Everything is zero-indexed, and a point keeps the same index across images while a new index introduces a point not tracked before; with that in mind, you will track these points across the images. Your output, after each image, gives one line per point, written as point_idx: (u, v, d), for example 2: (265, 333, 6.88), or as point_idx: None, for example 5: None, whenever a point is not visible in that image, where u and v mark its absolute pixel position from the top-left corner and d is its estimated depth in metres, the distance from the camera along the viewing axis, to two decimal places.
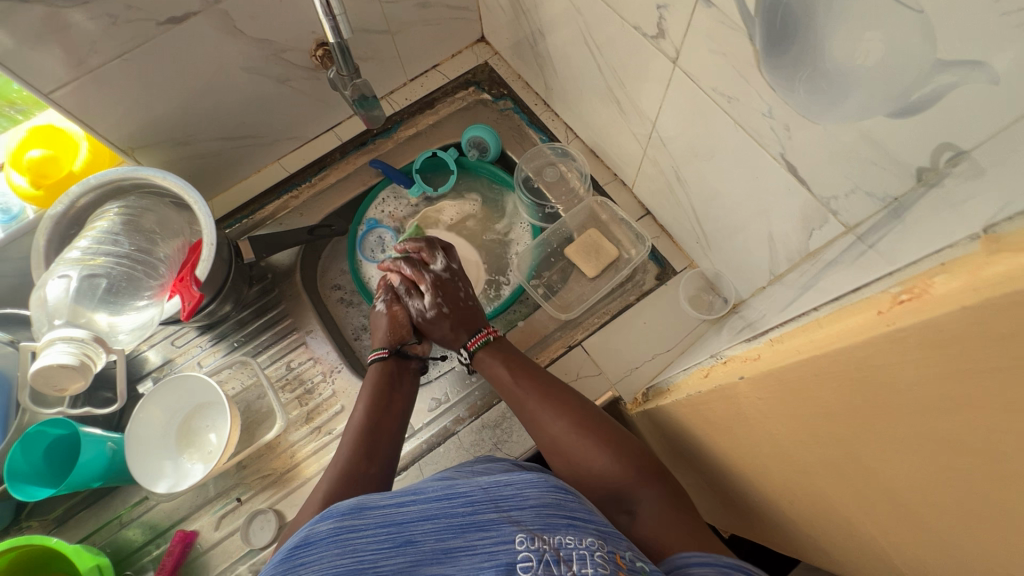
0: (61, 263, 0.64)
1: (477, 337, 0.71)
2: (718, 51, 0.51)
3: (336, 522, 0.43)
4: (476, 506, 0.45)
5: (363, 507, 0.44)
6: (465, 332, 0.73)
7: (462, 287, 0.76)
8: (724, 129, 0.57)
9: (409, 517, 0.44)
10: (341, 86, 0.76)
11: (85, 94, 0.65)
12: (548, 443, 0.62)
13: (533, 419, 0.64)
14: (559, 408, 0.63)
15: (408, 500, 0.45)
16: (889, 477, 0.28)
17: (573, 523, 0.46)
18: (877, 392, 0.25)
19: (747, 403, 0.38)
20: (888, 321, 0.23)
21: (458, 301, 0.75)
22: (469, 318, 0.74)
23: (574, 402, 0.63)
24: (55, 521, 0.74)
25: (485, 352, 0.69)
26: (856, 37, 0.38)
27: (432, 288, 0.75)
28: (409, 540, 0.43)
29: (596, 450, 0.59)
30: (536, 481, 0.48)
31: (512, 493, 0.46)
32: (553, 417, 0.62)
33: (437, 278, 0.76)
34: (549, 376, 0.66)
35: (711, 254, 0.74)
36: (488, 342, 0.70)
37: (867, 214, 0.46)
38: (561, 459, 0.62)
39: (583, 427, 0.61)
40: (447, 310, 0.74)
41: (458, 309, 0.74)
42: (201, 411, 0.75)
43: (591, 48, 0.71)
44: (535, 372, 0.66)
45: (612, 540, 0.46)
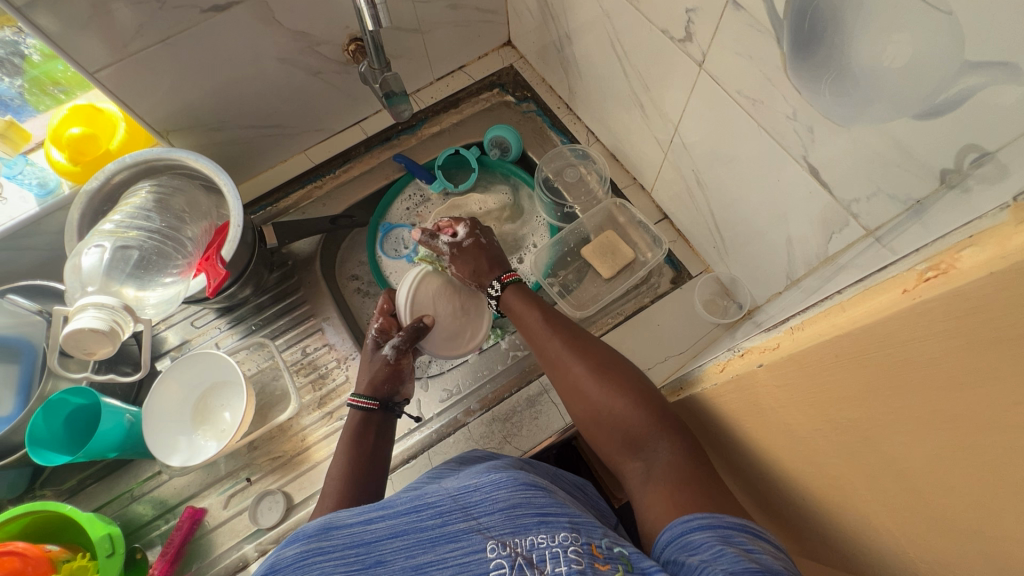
0: (96, 234, 0.66)
1: (512, 273, 0.78)
2: (746, 54, 0.52)
3: (303, 546, 0.42)
4: (444, 517, 0.44)
5: (331, 526, 0.43)
6: (500, 264, 0.80)
7: (493, 232, 0.83)
8: (746, 133, 0.58)
9: (377, 534, 0.43)
10: (371, 80, 0.79)
11: (128, 76, 0.67)
12: (570, 387, 0.63)
13: (557, 362, 0.65)
14: (583, 353, 0.64)
15: (376, 516, 0.44)
16: (906, 461, 0.28)
17: (545, 520, 0.44)
18: (899, 371, 0.26)
19: (765, 391, 0.38)
20: (913, 296, 0.24)
21: (493, 238, 0.82)
22: (501, 253, 0.81)
23: (597, 349, 0.64)
24: (68, 491, 0.76)
25: (514, 294, 0.75)
26: (884, 39, 0.39)
27: (470, 223, 0.80)
28: (378, 560, 0.41)
29: (614, 393, 0.59)
30: (501, 482, 0.46)
31: (480, 499, 0.45)
32: (575, 359, 0.64)
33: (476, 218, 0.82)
34: (577, 328, 0.68)
35: (728, 258, 0.75)
36: (521, 278, 0.77)
37: (888, 217, 0.47)
38: (581, 402, 0.62)
39: (603, 371, 0.61)
40: (483, 242, 0.79)
41: (491, 244, 0.80)
42: (217, 389, 0.76)
43: (617, 52, 0.73)
44: (559, 322, 0.69)
45: (587, 529, 0.44)
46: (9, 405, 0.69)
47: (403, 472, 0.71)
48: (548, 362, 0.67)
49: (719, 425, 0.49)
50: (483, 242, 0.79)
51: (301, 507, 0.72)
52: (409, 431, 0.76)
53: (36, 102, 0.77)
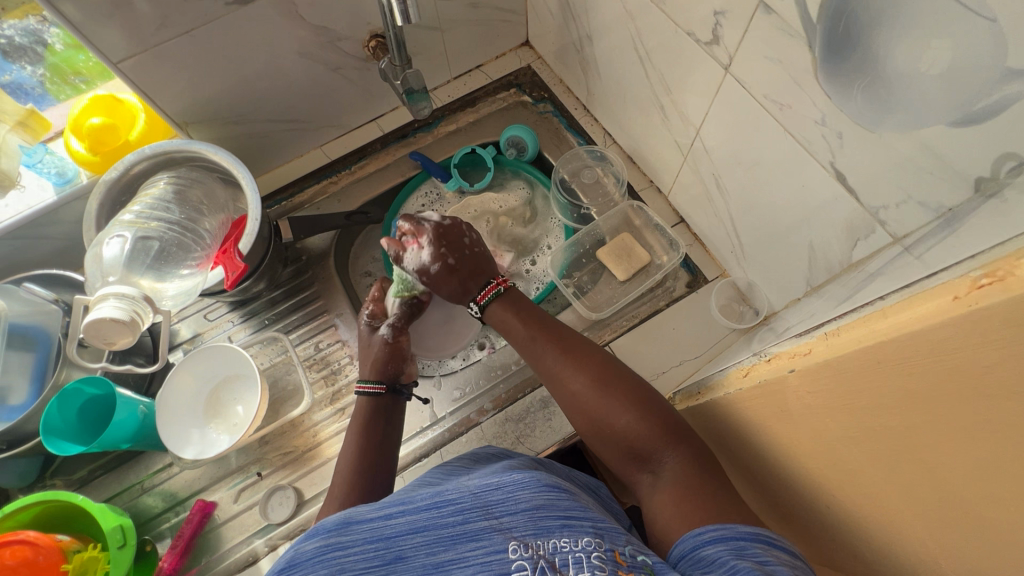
0: (117, 225, 0.66)
1: (488, 289, 0.70)
2: (775, 58, 0.52)
3: (323, 540, 0.42)
4: (465, 515, 0.43)
5: (351, 521, 0.43)
6: (476, 277, 0.71)
7: (466, 233, 0.73)
8: (771, 137, 0.58)
9: (397, 530, 0.43)
10: (392, 76, 0.79)
11: (150, 67, 0.67)
12: (569, 399, 0.61)
13: (553, 374, 0.62)
14: (580, 364, 0.61)
15: (397, 512, 0.44)
16: (947, 471, 0.28)
17: (568, 523, 0.43)
18: (949, 379, 0.25)
19: (796, 398, 0.38)
20: (967, 303, 0.24)
21: (462, 249, 0.71)
22: (476, 265, 0.71)
23: (596, 359, 0.61)
24: (78, 481, 0.75)
25: (498, 307, 0.69)
26: (923, 45, 0.39)
27: (433, 241, 0.71)
28: (399, 556, 0.41)
29: (616, 405, 0.57)
30: (525, 482, 0.45)
31: (502, 499, 0.44)
32: (573, 372, 0.61)
33: (439, 232, 0.71)
34: (571, 335, 0.65)
35: (745, 263, 0.74)
36: (500, 293, 0.69)
37: (917, 225, 0.46)
38: (581, 415, 0.60)
39: (604, 384, 0.59)
40: (454, 263, 0.70)
41: (463, 258, 0.71)
42: (229, 383, 0.76)
43: (639, 53, 0.73)
44: (553, 330, 0.65)
45: (610, 535, 0.43)
46: (22, 394, 0.68)
47: (415, 470, 0.71)
48: (544, 374, 0.64)
49: (741, 431, 0.49)
50: (451, 263, 0.70)
51: (312, 503, 0.71)
52: (421, 429, 0.76)
53: (56, 92, 0.76)
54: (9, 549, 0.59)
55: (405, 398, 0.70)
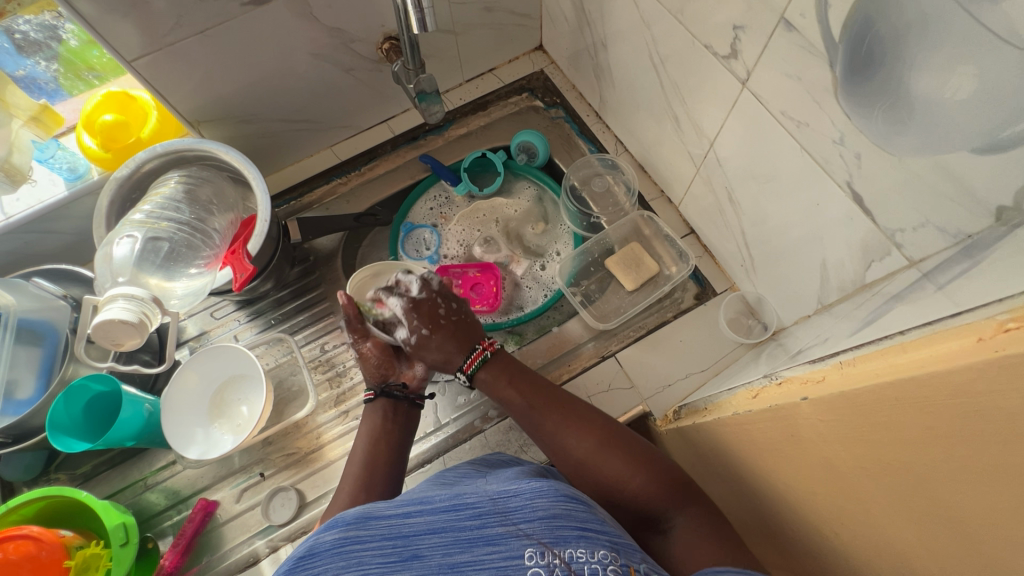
0: (127, 224, 0.66)
1: (472, 356, 0.65)
2: (794, 75, 0.51)
3: (342, 532, 0.41)
4: (483, 519, 0.43)
5: (369, 516, 0.43)
6: (455, 346, 0.66)
7: (442, 303, 0.67)
8: (788, 153, 0.57)
9: (416, 529, 0.43)
10: (405, 79, 0.79)
11: (163, 66, 0.67)
12: (573, 465, 0.59)
13: (553, 440, 0.61)
14: (580, 428, 0.60)
15: (415, 511, 0.44)
16: (963, 514, 0.27)
17: (584, 535, 0.43)
18: (973, 422, 0.25)
19: (807, 425, 0.37)
20: (994, 347, 0.23)
21: (437, 319, 0.66)
22: (460, 330, 0.67)
23: (596, 420, 0.60)
24: (81, 476, 0.76)
25: (488, 372, 0.65)
26: (948, 70, 0.38)
27: (405, 314, 0.66)
28: (415, 554, 0.41)
29: (624, 469, 0.56)
30: (543, 490, 0.45)
31: (520, 505, 0.44)
32: (578, 435, 0.59)
33: (407, 306, 0.66)
34: (568, 396, 0.63)
35: (755, 277, 0.74)
36: (486, 360, 0.65)
37: (935, 250, 0.46)
38: (586, 480, 0.58)
39: (609, 446, 0.58)
40: (426, 332, 0.65)
41: (438, 327, 0.66)
42: (235, 383, 0.76)
43: (654, 63, 0.72)
44: (547, 394, 0.63)
45: (626, 551, 0.43)
46: (29, 388, 0.68)
47: (418, 475, 0.71)
48: (542, 440, 0.62)
49: (747, 452, 0.49)
50: (420, 336, 0.65)
51: (314, 505, 0.71)
52: (424, 434, 0.75)
53: (70, 87, 0.77)
54: (12, 543, 0.59)
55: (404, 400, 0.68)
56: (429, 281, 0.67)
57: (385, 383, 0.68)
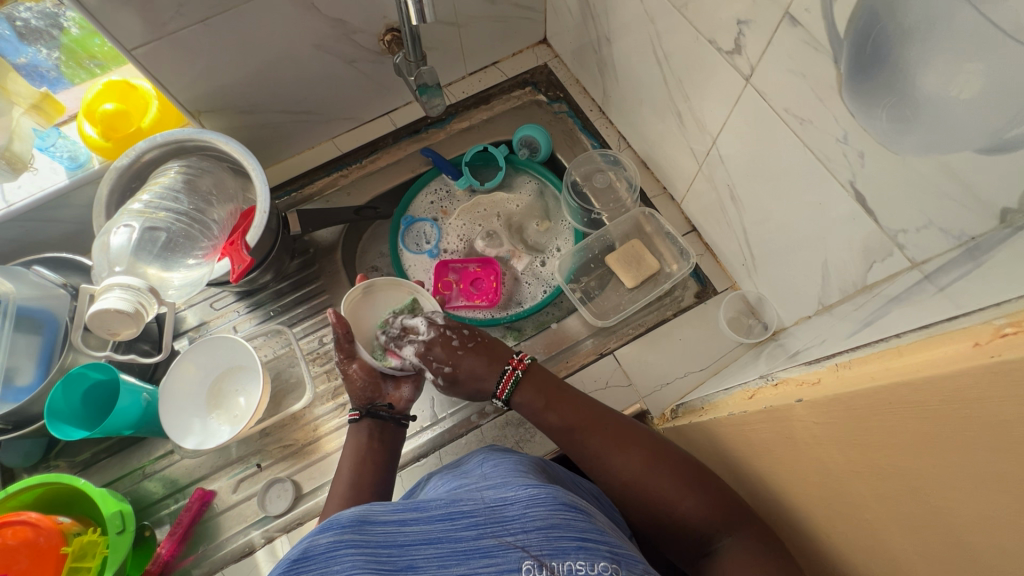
0: (125, 214, 0.66)
1: (505, 379, 0.63)
2: (798, 72, 0.50)
3: (336, 536, 0.41)
4: (480, 529, 0.43)
5: (366, 520, 0.42)
6: (485, 366, 0.65)
7: (456, 336, 0.66)
8: (791, 150, 0.56)
9: (412, 538, 0.42)
10: (406, 72, 0.78)
11: (163, 55, 0.67)
12: (620, 487, 0.57)
13: (597, 461, 0.59)
14: (623, 448, 0.57)
15: (411, 518, 0.43)
16: (956, 520, 0.27)
17: (583, 546, 0.42)
18: (966, 428, 0.24)
19: (801, 426, 0.37)
20: (988, 353, 0.23)
21: (455, 352, 0.65)
22: (483, 353, 0.66)
23: (639, 438, 0.58)
24: (81, 464, 0.76)
25: (522, 396, 0.63)
26: (954, 67, 0.37)
27: (421, 359, 0.66)
28: (411, 564, 0.41)
29: (673, 492, 0.53)
30: (540, 498, 0.44)
31: (518, 514, 0.44)
32: (621, 457, 0.57)
33: (422, 350, 0.66)
34: (607, 411, 0.61)
35: (756, 277, 0.73)
36: (517, 379, 0.63)
37: (938, 251, 0.45)
38: (637, 502, 0.56)
39: (654, 466, 0.55)
40: (449, 368, 0.65)
41: (457, 360, 0.65)
42: (232, 374, 0.76)
43: (658, 58, 0.71)
44: (585, 411, 0.61)
45: (626, 562, 0.43)
46: (29, 375, 0.69)
47: (413, 470, 0.71)
48: (586, 461, 0.60)
49: (743, 452, 0.48)
50: (445, 373, 0.65)
51: (310, 497, 0.71)
52: (421, 428, 0.76)
53: (71, 75, 0.77)
54: (12, 528, 0.59)
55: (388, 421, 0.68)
56: (435, 319, 0.68)
57: (373, 404, 0.68)
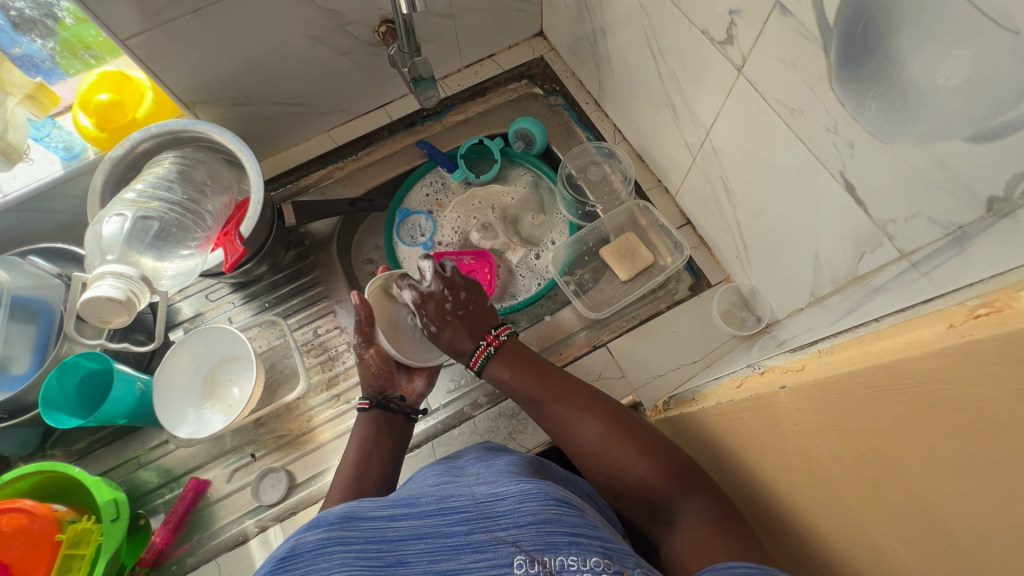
0: (118, 203, 0.67)
1: (477, 353, 0.66)
2: (789, 62, 0.50)
3: (324, 532, 0.40)
4: (471, 525, 0.43)
5: (355, 516, 0.42)
6: (465, 339, 0.66)
7: (452, 298, 0.67)
8: (782, 141, 0.56)
9: (401, 534, 0.42)
10: (400, 63, 0.78)
11: (157, 45, 0.67)
12: (581, 452, 0.59)
13: (562, 427, 0.60)
14: (586, 414, 0.59)
15: (400, 514, 0.43)
16: (932, 504, 0.27)
17: (575, 540, 0.42)
18: (940, 410, 0.24)
19: (786, 415, 0.37)
20: (961, 333, 0.23)
21: (444, 313, 0.66)
22: (468, 325, 0.67)
23: (602, 405, 0.60)
24: (76, 453, 0.77)
25: (493, 368, 0.65)
26: (942, 55, 0.37)
27: (415, 306, 0.67)
28: (400, 560, 0.40)
29: (630, 457, 0.55)
30: (531, 494, 0.44)
31: (509, 509, 0.43)
32: (583, 423, 0.58)
33: (418, 299, 0.67)
34: (574, 379, 0.63)
35: (749, 269, 0.73)
36: (488, 358, 0.65)
37: (926, 241, 0.45)
38: (596, 467, 0.57)
39: (614, 432, 0.57)
40: (433, 328, 0.67)
41: (442, 324, 0.66)
42: (227, 364, 0.77)
43: (652, 49, 0.71)
44: (551, 380, 0.62)
45: (619, 557, 0.42)
46: (25, 364, 0.69)
47: (407, 460, 0.71)
48: (552, 428, 0.61)
49: (731, 441, 0.48)
50: (428, 330, 0.67)
51: (303, 487, 0.72)
52: (414, 420, 0.76)
53: (66, 66, 0.77)
54: (7, 516, 0.60)
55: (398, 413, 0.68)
56: (440, 271, 0.67)
57: (384, 395, 0.69)
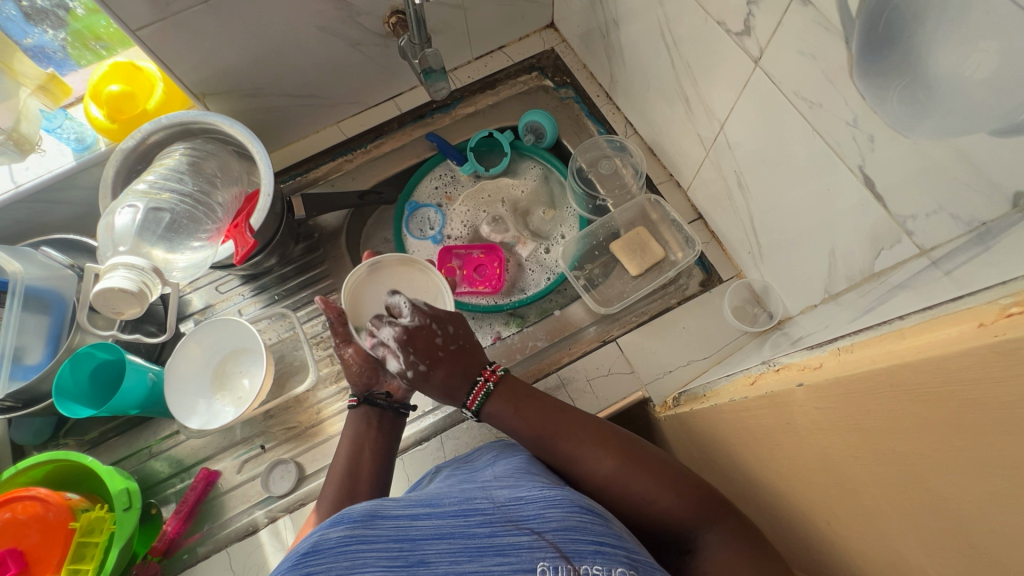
0: (129, 194, 0.67)
1: (476, 390, 0.60)
2: (808, 53, 0.49)
3: (348, 530, 0.40)
4: (494, 528, 0.42)
5: (377, 514, 0.42)
6: (460, 376, 0.61)
7: (438, 330, 0.62)
8: (799, 135, 0.55)
9: (423, 533, 0.41)
10: (410, 55, 0.77)
11: (167, 36, 0.66)
12: (597, 489, 0.56)
13: (575, 466, 0.58)
14: (599, 449, 0.57)
15: (423, 514, 0.43)
16: (953, 504, 0.27)
17: (600, 549, 0.42)
18: (965, 411, 0.24)
19: (802, 412, 0.37)
20: (992, 333, 0.22)
21: (432, 350, 0.60)
22: (459, 361, 0.61)
23: (612, 436, 0.58)
24: (89, 442, 0.78)
25: (494, 405, 0.60)
26: (971, 44, 0.36)
27: (398, 346, 0.61)
28: (421, 560, 0.39)
29: (652, 488, 0.53)
30: (556, 501, 0.45)
31: (533, 514, 0.43)
32: (597, 459, 0.56)
33: (400, 338, 0.61)
34: (577, 413, 0.60)
35: (762, 265, 0.72)
36: (490, 394, 0.60)
37: (946, 238, 0.44)
38: (617, 503, 0.55)
39: (630, 463, 0.55)
40: (424, 366, 0.60)
41: (433, 361, 0.60)
42: (237, 356, 0.77)
43: (667, 41, 0.70)
44: (556, 414, 0.60)
45: (644, 569, 0.42)
46: (38, 354, 0.70)
47: (415, 453, 0.71)
48: (563, 465, 0.59)
49: (743, 439, 0.48)
50: (418, 371, 0.60)
51: (313, 478, 0.72)
52: (423, 413, 0.76)
53: (77, 57, 0.77)
54: (22, 504, 0.61)
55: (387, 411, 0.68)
56: (418, 304, 0.62)
57: (370, 391, 0.68)
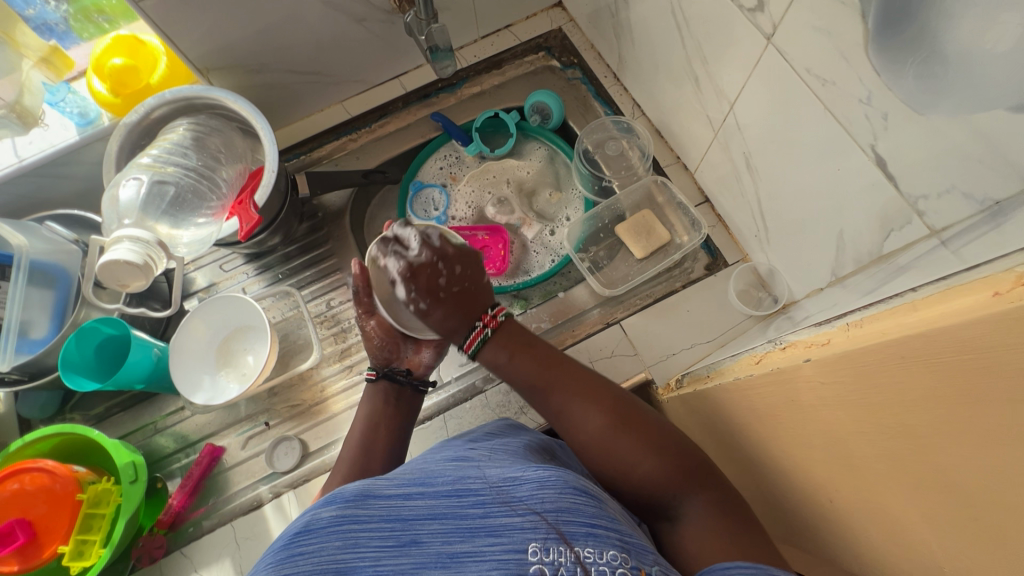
0: (134, 167, 0.66)
1: (474, 335, 0.58)
2: (823, 29, 0.48)
3: (339, 510, 0.40)
4: (487, 508, 0.42)
5: (369, 494, 0.42)
6: (457, 320, 0.57)
7: (445, 270, 0.57)
8: (810, 114, 0.54)
9: (415, 513, 0.42)
10: (416, 31, 0.76)
11: (170, 9, 0.65)
12: (581, 444, 0.55)
13: (563, 418, 0.56)
14: (592, 404, 0.55)
15: (416, 494, 0.43)
16: (960, 476, 0.27)
17: (593, 532, 0.41)
18: (977, 380, 0.24)
19: (807, 388, 0.37)
20: (1008, 300, 0.22)
21: (437, 288, 0.56)
22: (461, 303, 0.57)
23: (608, 394, 0.56)
24: (95, 417, 0.78)
25: (486, 352, 0.58)
26: (991, 17, 0.35)
27: (400, 277, 0.57)
28: (413, 539, 0.40)
29: (638, 452, 0.52)
30: (550, 481, 0.44)
31: (526, 495, 0.43)
32: (586, 414, 0.55)
33: (405, 270, 0.56)
34: (575, 366, 0.58)
35: (769, 249, 0.71)
36: (486, 340, 0.57)
37: (958, 218, 0.44)
38: (597, 459, 0.55)
39: (622, 425, 0.54)
40: (425, 304, 0.56)
41: (434, 301, 0.56)
42: (241, 333, 0.77)
43: (677, 20, 0.69)
44: (552, 364, 0.57)
45: (637, 552, 0.42)
46: (43, 329, 0.70)
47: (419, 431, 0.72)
48: (551, 416, 0.57)
49: (748, 418, 0.48)
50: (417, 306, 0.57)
51: (316, 455, 0.73)
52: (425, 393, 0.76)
53: (80, 30, 0.77)
54: (29, 475, 0.62)
55: (406, 387, 0.68)
56: (430, 239, 0.57)
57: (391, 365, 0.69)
